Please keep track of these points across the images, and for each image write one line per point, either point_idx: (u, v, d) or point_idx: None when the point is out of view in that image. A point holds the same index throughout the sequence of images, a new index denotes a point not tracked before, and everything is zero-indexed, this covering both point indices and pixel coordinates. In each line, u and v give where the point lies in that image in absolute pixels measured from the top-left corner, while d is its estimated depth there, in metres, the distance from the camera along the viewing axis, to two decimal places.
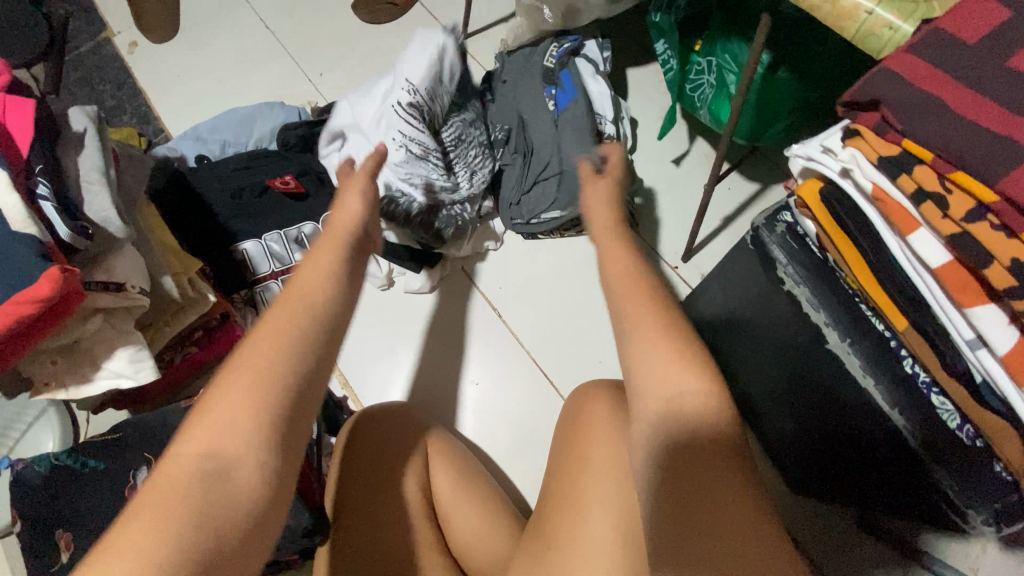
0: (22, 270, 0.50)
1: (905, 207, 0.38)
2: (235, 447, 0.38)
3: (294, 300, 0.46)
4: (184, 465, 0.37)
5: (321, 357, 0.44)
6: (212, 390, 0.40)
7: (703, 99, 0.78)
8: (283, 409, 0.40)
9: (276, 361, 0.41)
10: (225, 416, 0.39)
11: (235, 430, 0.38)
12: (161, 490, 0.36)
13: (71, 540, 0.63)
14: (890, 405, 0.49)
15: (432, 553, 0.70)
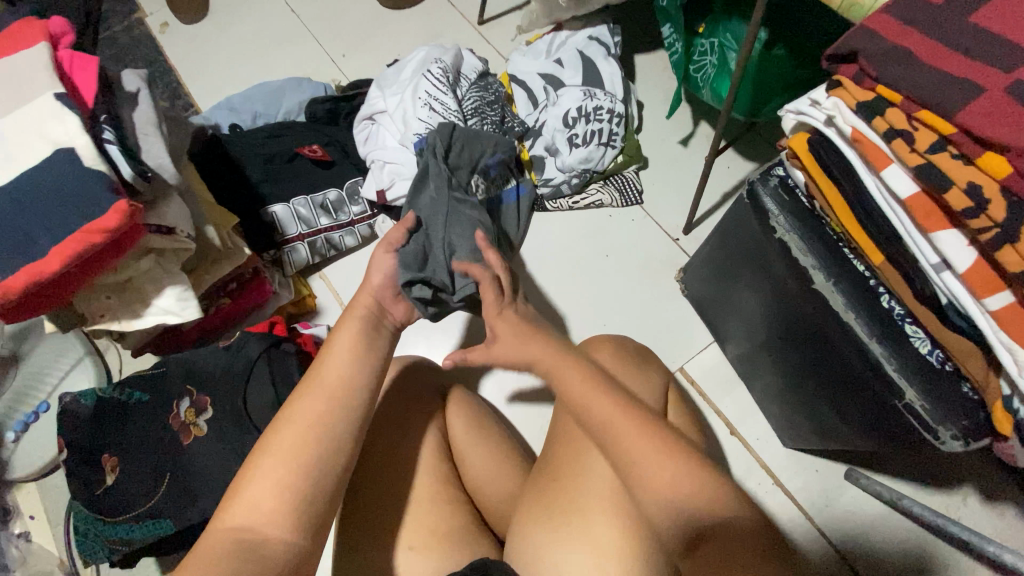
0: (92, 202, 0.56)
1: (879, 147, 0.44)
2: (267, 525, 0.47)
3: (319, 394, 0.54)
4: (225, 534, 0.46)
5: (338, 448, 0.52)
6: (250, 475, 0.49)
7: (705, 79, 0.84)
8: (307, 494, 0.49)
9: (303, 453, 0.50)
10: (259, 504, 0.48)
11: (265, 510, 0.47)
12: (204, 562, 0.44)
13: (116, 464, 0.68)
14: (869, 335, 0.54)
15: (447, 486, 0.75)
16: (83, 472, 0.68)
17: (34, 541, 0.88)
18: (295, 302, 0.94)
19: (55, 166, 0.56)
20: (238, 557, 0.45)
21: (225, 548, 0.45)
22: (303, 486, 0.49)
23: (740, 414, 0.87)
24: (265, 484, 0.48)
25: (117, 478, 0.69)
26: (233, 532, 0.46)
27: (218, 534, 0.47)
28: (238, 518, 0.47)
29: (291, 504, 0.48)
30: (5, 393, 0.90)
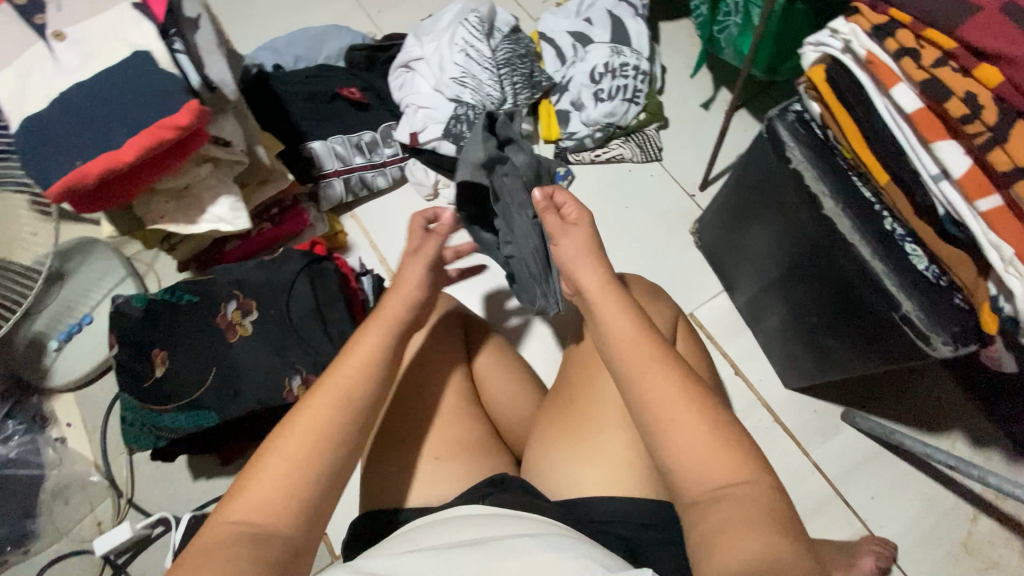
0: (167, 101, 0.61)
1: (889, 66, 0.50)
2: (281, 522, 0.43)
3: (338, 394, 0.49)
4: (235, 523, 0.42)
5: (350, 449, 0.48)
6: (263, 460, 0.45)
7: (728, 39, 0.90)
8: (310, 493, 0.45)
9: (314, 452, 0.46)
10: (272, 496, 0.44)
11: (279, 503, 0.43)
12: (207, 550, 0.40)
13: (166, 357, 0.74)
14: (872, 254, 0.59)
15: (471, 401, 0.79)
16: (132, 366, 0.73)
17: (69, 446, 0.91)
18: (327, 237, 0.99)
19: (133, 66, 0.61)
20: (243, 549, 0.41)
21: (235, 535, 0.42)
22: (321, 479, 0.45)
23: (744, 357, 0.92)
24: (280, 478, 0.44)
25: (165, 371, 0.74)
26: (241, 522, 0.42)
27: (222, 526, 0.42)
28: (248, 507, 0.43)
29: (304, 500, 0.44)
30: (51, 306, 0.95)
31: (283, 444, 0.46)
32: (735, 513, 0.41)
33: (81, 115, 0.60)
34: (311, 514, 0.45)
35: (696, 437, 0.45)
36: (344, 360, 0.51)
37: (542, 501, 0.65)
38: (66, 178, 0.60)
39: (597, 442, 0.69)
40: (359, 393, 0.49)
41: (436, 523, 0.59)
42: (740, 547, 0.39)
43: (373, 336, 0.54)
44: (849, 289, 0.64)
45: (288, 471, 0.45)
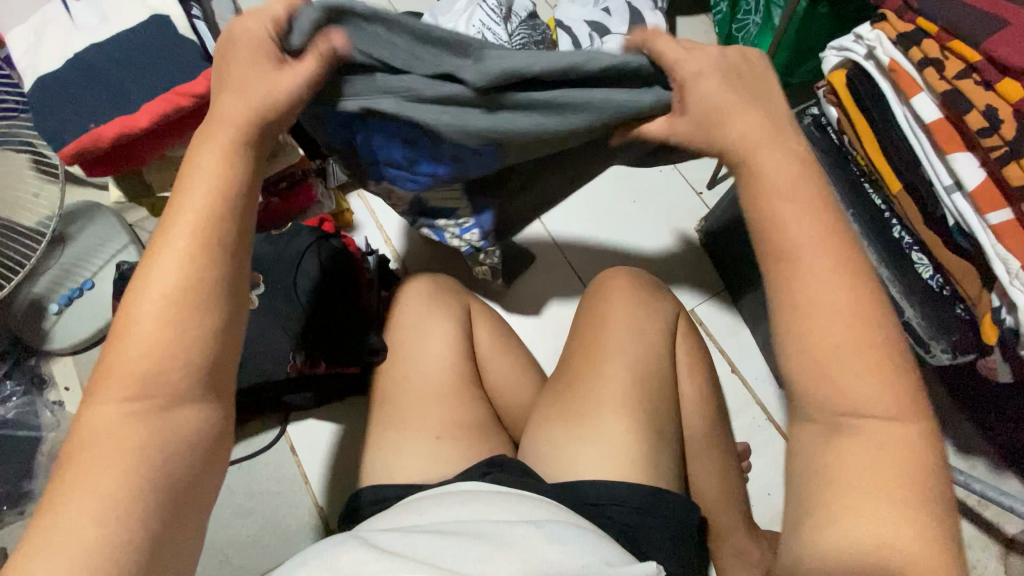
0: (187, 68, 0.61)
1: (912, 76, 0.51)
2: (172, 394, 0.38)
3: (195, 234, 0.40)
4: (113, 409, 0.37)
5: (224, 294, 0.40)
6: (123, 330, 0.38)
7: (747, 37, 0.89)
8: (195, 352, 0.39)
9: (190, 310, 0.39)
10: (145, 362, 0.38)
11: (158, 372, 0.38)
12: (99, 440, 0.36)
13: None
14: (879, 260, 0.60)
15: (474, 383, 0.79)
16: None
17: (68, 409, 0.91)
18: (334, 214, 0.99)
19: (152, 32, 0.61)
20: (136, 430, 0.37)
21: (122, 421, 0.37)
22: (201, 343, 0.39)
23: (742, 354, 0.94)
24: (150, 347, 0.38)
25: None
26: (123, 401, 0.37)
27: (99, 411, 0.37)
28: (124, 383, 0.37)
29: (191, 368, 0.39)
30: (52, 269, 0.95)
31: (143, 305, 0.38)
32: (864, 477, 0.36)
33: (98, 77, 0.59)
34: (207, 374, 0.40)
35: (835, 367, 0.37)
36: (191, 194, 0.40)
37: (540, 483, 0.66)
38: (80, 140, 0.59)
39: (600, 431, 0.70)
40: (222, 225, 0.41)
41: (440, 494, 0.61)
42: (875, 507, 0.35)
43: (220, 159, 0.42)
44: None
45: (158, 342, 0.38)
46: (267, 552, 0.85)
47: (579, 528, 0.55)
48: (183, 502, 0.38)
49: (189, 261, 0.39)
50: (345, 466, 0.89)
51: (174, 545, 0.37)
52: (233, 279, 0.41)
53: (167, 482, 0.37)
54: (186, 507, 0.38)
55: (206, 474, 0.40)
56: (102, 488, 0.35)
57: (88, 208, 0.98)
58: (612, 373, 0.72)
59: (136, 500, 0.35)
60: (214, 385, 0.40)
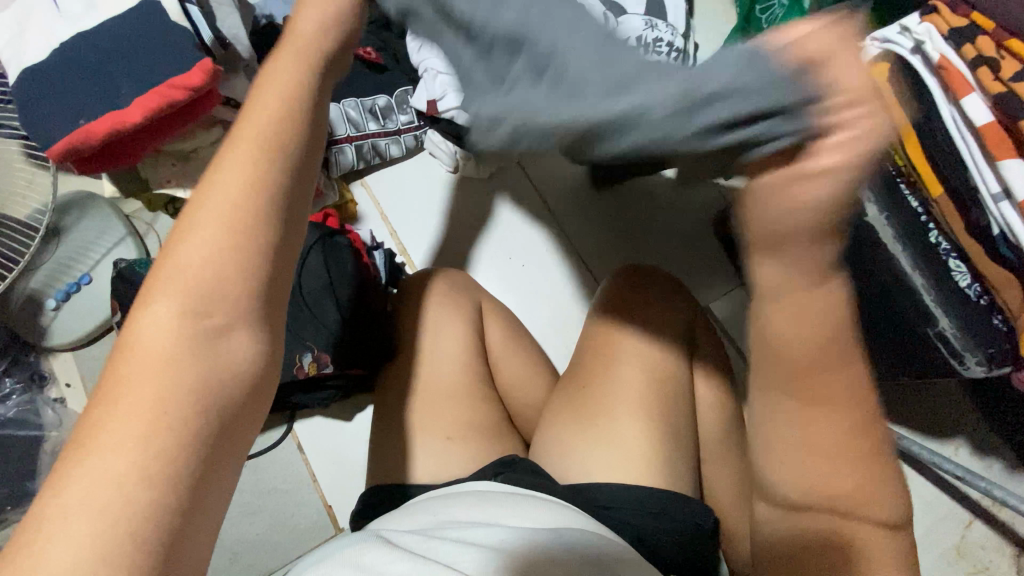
0: (180, 58, 0.57)
1: (963, 75, 0.47)
2: (226, 312, 0.35)
3: (254, 148, 0.37)
4: (160, 335, 0.34)
5: (281, 219, 0.38)
6: (177, 250, 0.35)
7: (771, 21, 0.86)
8: (252, 274, 0.36)
9: (250, 228, 0.36)
10: (201, 287, 0.35)
11: (215, 294, 0.35)
12: (146, 358, 0.33)
13: None
14: (913, 267, 0.58)
15: (485, 384, 0.77)
16: None
17: (70, 406, 0.90)
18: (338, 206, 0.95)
19: (140, 17, 0.57)
20: (184, 357, 0.33)
21: (178, 333, 0.34)
22: (259, 267, 0.36)
23: (757, 352, 0.93)
24: (206, 263, 0.35)
25: None
26: (172, 321, 0.34)
27: (144, 329, 0.34)
28: (177, 303, 0.34)
29: (251, 288, 0.36)
30: (49, 262, 0.92)
31: (201, 222, 0.36)
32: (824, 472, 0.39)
33: (85, 68, 0.55)
34: (262, 300, 0.37)
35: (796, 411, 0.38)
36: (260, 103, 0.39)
37: (553, 485, 0.64)
38: (70, 137, 0.55)
39: (615, 436, 0.67)
40: (287, 143, 0.38)
41: (450, 496, 0.59)
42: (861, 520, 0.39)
43: (282, 86, 0.40)
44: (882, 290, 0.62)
45: (215, 263, 0.35)
46: (276, 549, 0.85)
47: (596, 536, 0.53)
48: (230, 438, 0.34)
49: (258, 162, 0.37)
50: (353, 464, 0.88)
51: (215, 483, 0.33)
52: (288, 201, 0.38)
53: (209, 422, 0.33)
54: (224, 446, 0.34)
55: (247, 415, 0.36)
56: (145, 420, 0.31)
57: (84, 199, 0.94)
58: (626, 375, 0.70)
59: (188, 427, 0.32)
60: (267, 315, 0.37)
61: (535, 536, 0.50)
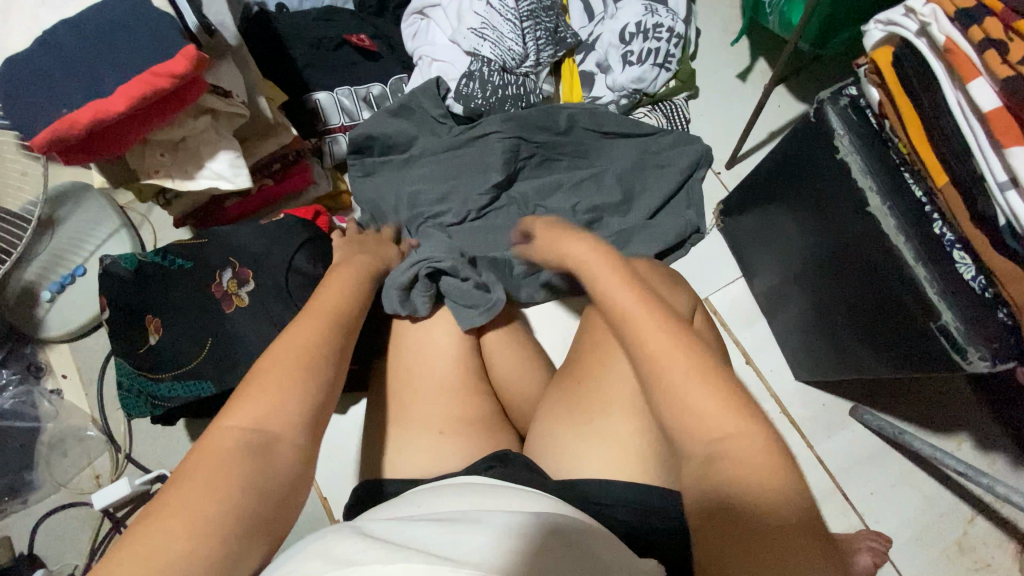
0: (163, 44, 0.55)
1: (970, 58, 0.45)
2: (277, 426, 0.46)
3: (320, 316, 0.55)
4: (236, 434, 0.45)
5: (335, 360, 0.52)
6: (256, 377, 0.48)
7: (774, 5, 0.83)
8: (312, 395, 0.49)
9: (312, 358, 0.50)
10: (271, 405, 0.46)
11: (280, 409, 0.47)
12: (221, 452, 0.43)
13: (158, 324, 0.70)
14: (915, 259, 0.56)
15: (480, 378, 0.77)
16: (129, 332, 0.70)
17: (66, 399, 0.90)
18: (331, 196, 0.94)
19: (119, 1, 0.55)
20: (250, 456, 0.43)
21: (246, 438, 0.44)
22: (313, 397, 0.49)
23: (757, 346, 0.91)
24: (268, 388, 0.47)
25: (159, 339, 0.70)
26: (245, 429, 0.45)
27: (224, 431, 0.45)
28: (250, 416, 0.46)
29: (307, 403, 0.48)
30: (43, 254, 0.92)
31: (277, 355, 0.50)
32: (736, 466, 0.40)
33: (66, 55, 0.54)
34: (312, 422, 0.48)
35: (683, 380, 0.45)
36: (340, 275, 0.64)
37: (546, 479, 0.63)
38: (53, 127, 0.54)
39: (610, 429, 0.67)
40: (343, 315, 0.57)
41: (439, 488, 0.59)
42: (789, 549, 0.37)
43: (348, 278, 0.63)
44: (882, 285, 0.61)
45: (285, 383, 0.48)
46: None
47: (589, 524, 0.52)
48: (260, 528, 0.42)
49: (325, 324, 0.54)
50: (349, 458, 0.88)
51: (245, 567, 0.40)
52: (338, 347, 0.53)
53: (257, 511, 0.42)
54: (262, 533, 0.42)
55: (279, 514, 0.44)
56: (216, 496, 0.40)
57: (76, 189, 0.93)
58: (624, 371, 0.69)
59: (236, 508, 0.40)
60: (314, 432, 0.48)
61: (528, 521, 0.49)
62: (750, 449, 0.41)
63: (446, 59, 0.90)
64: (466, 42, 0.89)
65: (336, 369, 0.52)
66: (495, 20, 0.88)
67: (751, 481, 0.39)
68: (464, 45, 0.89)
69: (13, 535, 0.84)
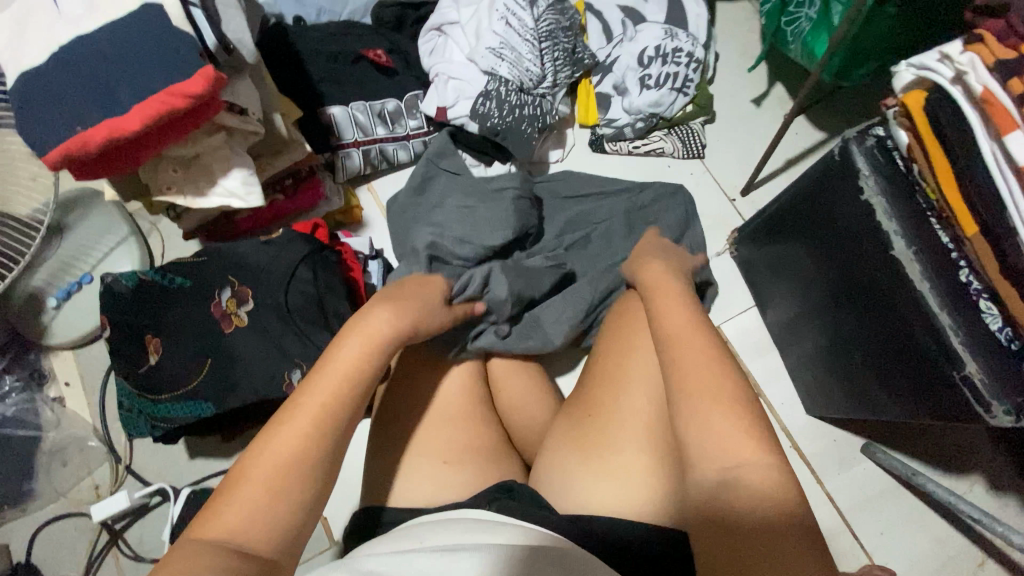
0: (181, 64, 0.54)
1: (1009, 109, 0.43)
2: (258, 536, 0.44)
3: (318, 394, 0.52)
4: (212, 541, 0.42)
5: (329, 447, 0.50)
6: (241, 478, 0.46)
7: (797, 34, 0.83)
8: (304, 494, 0.47)
9: (296, 452, 0.48)
10: (250, 512, 0.44)
11: (262, 513, 0.44)
12: (193, 562, 0.41)
13: (159, 345, 0.69)
14: (940, 306, 0.55)
15: (485, 406, 0.76)
16: (131, 352, 0.70)
17: (68, 407, 0.89)
18: (343, 211, 0.94)
19: (139, 17, 0.54)
20: (225, 561, 0.41)
21: (219, 545, 0.42)
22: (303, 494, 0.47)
23: (768, 378, 0.90)
24: (270, 476, 0.46)
25: (159, 359, 0.70)
26: (221, 538, 0.43)
27: (199, 540, 0.42)
28: (229, 523, 0.43)
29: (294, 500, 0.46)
30: (50, 260, 0.91)
31: (261, 453, 0.47)
32: (749, 488, 0.44)
33: (80, 73, 0.53)
34: (297, 522, 0.46)
35: (714, 416, 0.48)
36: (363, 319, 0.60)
37: (550, 513, 0.62)
38: (65, 145, 0.53)
39: (614, 457, 0.65)
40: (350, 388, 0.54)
41: (433, 524, 0.57)
42: (779, 568, 0.40)
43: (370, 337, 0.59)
44: (901, 332, 0.60)
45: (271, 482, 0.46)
46: None
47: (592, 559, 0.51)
48: None
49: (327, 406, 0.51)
50: (352, 477, 0.87)
51: None
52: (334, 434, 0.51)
53: None
54: None
55: None
56: None
57: (87, 195, 0.93)
58: (630, 399, 0.68)
59: None
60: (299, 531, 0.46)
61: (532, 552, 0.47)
62: (780, 497, 0.43)
63: (462, 76, 0.89)
64: (484, 62, 0.88)
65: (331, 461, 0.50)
66: (513, 40, 0.88)
67: (766, 513, 0.43)
68: (481, 64, 0.88)
69: (9, 545, 0.83)
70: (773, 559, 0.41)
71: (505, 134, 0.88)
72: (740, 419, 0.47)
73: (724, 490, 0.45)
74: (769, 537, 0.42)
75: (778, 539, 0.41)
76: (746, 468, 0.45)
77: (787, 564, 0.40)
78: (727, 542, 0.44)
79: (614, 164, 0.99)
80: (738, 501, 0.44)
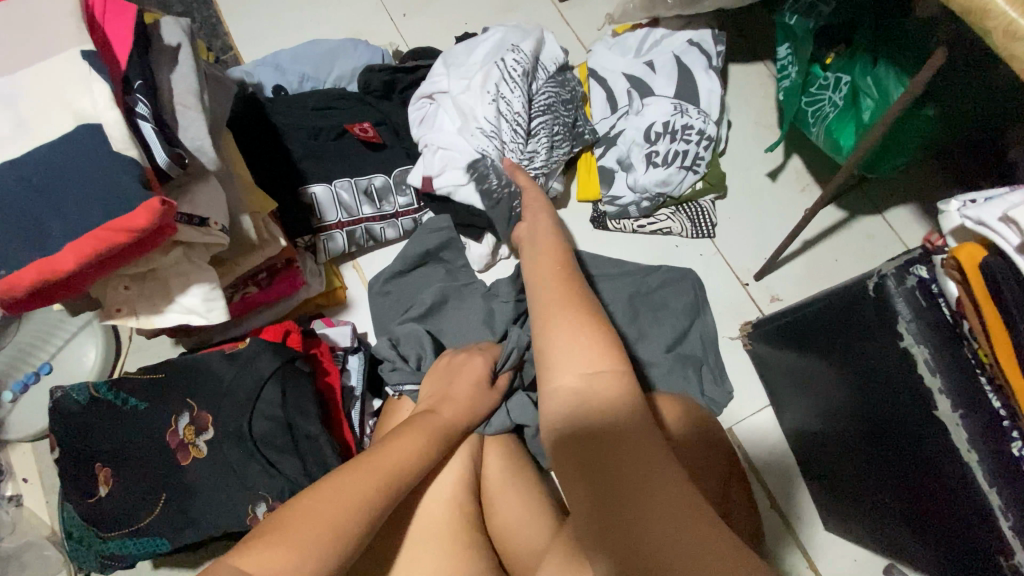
0: (122, 195, 0.47)
1: None
2: None
3: (374, 462, 0.55)
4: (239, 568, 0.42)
5: (371, 523, 0.50)
6: (284, 517, 0.47)
7: (819, 117, 0.75)
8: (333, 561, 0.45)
9: (338, 517, 0.48)
10: (282, 559, 0.43)
11: (292, 558, 0.44)
12: None
13: (109, 475, 0.63)
14: (988, 483, 0.47)
15: (477, 534, 0.67)
16: (78, 480, 0.63)
17: (26, 506, 0.83)
18: (325, 293, 0.87)
19: (75, 142, 0.48)
20: None
21: None
22: (331, 561, 0.45)
23: (782, 485, 0.83)
24: (309, 531, 0.46)
25: (110, 490, 0.63)
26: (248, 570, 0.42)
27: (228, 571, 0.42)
28: (258, 561, 0.43)
29: (323, 562, 0.45)
30: (7, 348, 0.84)
31: (304, 507, 0.48)
32: (595, 402, 0.44)
33: (6, 208, 0.47)
34: None
35: (563, 342, 0.47)
36: (422, 424, 0.62)
37: None
38: None
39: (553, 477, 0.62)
40: (409, 470, 0.57)
41: None
42: (630, 460, 0.42)
43: (456, 414, 0.66)
44: (936, 482, 0.52)
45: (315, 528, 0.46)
46: None
47: None
48: None
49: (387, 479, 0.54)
50: None
51: None
52: (381, 511, 0.52)
53: None
54: None
55: None
56: None
57: None
58: None
59: None
60: None
61: None
62: (624, 413, 0.44)
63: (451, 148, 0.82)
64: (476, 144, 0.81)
65: (362, 541, 0.49)
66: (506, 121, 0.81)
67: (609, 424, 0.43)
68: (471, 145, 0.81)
69: None
70: (635, 474, 0.41)
71: (494, 211, 0.80)
72: (581, 335, 0.48)
73: (582, 406, 0.45)
74: (629, 455, 0.42)
75: (633, 450, 0.42)
76: (603, 379, 0.45)
77: (637, 458, 0.42)
78: (591, 477, 0.42)
79: (618, 243, 0.92)
80: (591, 417, 0.44)
